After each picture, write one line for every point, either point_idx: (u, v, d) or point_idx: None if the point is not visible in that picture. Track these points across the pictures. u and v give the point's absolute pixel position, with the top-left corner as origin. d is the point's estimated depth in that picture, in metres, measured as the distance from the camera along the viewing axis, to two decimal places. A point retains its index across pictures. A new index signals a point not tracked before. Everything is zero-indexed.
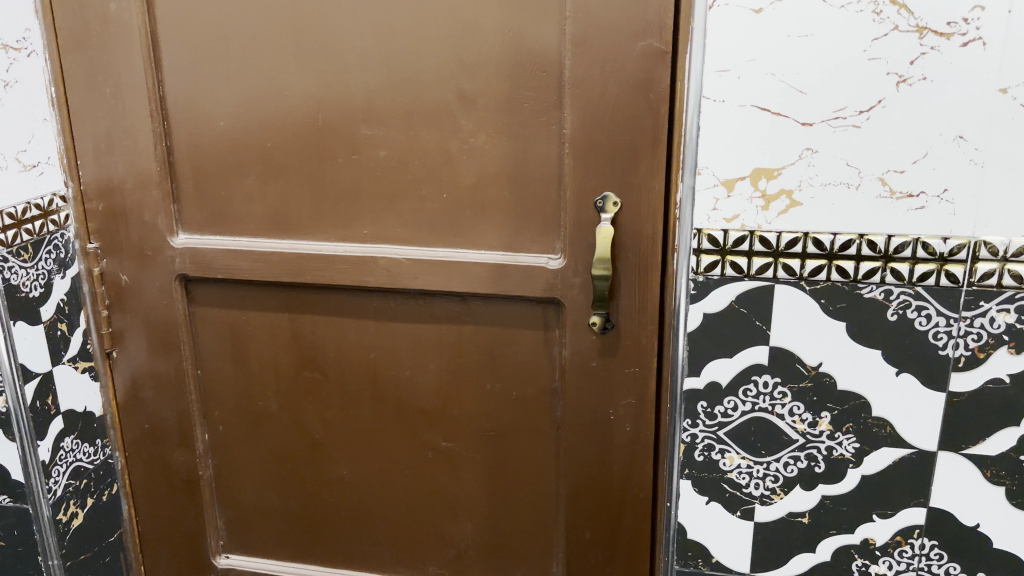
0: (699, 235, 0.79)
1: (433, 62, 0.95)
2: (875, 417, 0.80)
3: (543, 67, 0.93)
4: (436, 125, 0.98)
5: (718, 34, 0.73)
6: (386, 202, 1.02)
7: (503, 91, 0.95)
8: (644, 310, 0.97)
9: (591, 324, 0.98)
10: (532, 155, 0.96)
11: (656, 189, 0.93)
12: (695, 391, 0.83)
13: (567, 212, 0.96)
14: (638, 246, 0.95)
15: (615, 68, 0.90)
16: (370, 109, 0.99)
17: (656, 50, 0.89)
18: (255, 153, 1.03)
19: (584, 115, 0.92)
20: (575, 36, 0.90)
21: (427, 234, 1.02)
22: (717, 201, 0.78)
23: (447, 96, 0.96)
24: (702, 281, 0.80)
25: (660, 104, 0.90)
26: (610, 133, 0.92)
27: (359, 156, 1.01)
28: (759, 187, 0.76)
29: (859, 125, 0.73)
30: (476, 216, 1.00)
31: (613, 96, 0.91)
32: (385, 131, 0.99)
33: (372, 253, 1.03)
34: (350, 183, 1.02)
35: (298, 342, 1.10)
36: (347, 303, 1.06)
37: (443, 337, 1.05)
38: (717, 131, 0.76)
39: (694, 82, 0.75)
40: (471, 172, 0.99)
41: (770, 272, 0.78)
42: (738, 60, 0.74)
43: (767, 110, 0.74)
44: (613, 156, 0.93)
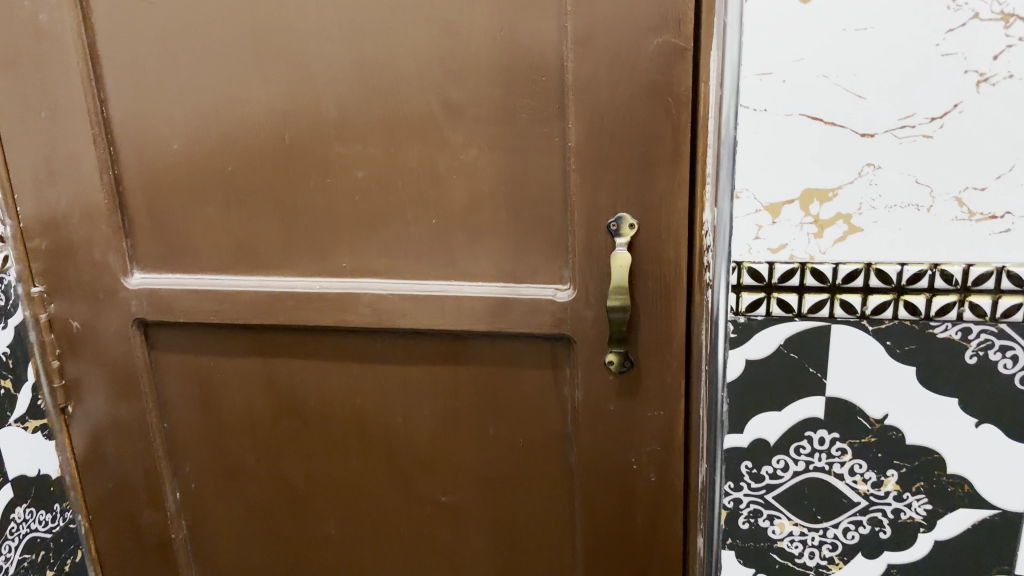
0: (739, 268, 0.66)
1: (414, 67, 0.82)
2: (950, 475, 0.68)
3: (542, 70, 0.80)
4: (420, 140, 0.85)
5: (757, 30, 0.61)
6: (367, 230, 0.89)
7: (496, 100, 0.82)
8: (668, 345, 0.84)
9: (607, 362, 0.85)
10: (533, 172, 0.84)
11: (679, 207, 0.80)
12: (737, 449, 0.71)
13: (575, 237, 0.83)
14: (659, 273, 0.82)
15: (627, 68, 0.77)
16: (344, 125, 0.86)
17: (674, 46, 0.76)
18: (215, 179, 0.90)
19: (591, 124, 0.79)
20: (579, 31, 0.77)
21: (416, 265, 0.89)
22: (760, 229, 0.65)
23: (431, 107, 0.83)
24: (743, 322, 0.67)
25: (681, 109, 0.77)
26: (623, 145, 0.79)
27: (334, 178, 0.88)
28: (811, 211, 0.64)
29: (931, 135, 0.61)
30: (471, 243, 0.87)
31: (625, 102, 0.78)
32: (361, 149, 0.86)
33: (353, 288, 0.90)
34: (325, 210, 0.89)
35: (274, 391, 0.97)
36: (327, 346, 0.94)
37: (438, 380, 0.92)
38: (757, 146, 0.63)
39: (728, 90, 0.63)
40: (463, 193, 0.86)
41: (826, 310, 0.66)
42: (783, 61, 0.61)
43: (819, 120, 0.61)
44: (628, 171, 0.80)
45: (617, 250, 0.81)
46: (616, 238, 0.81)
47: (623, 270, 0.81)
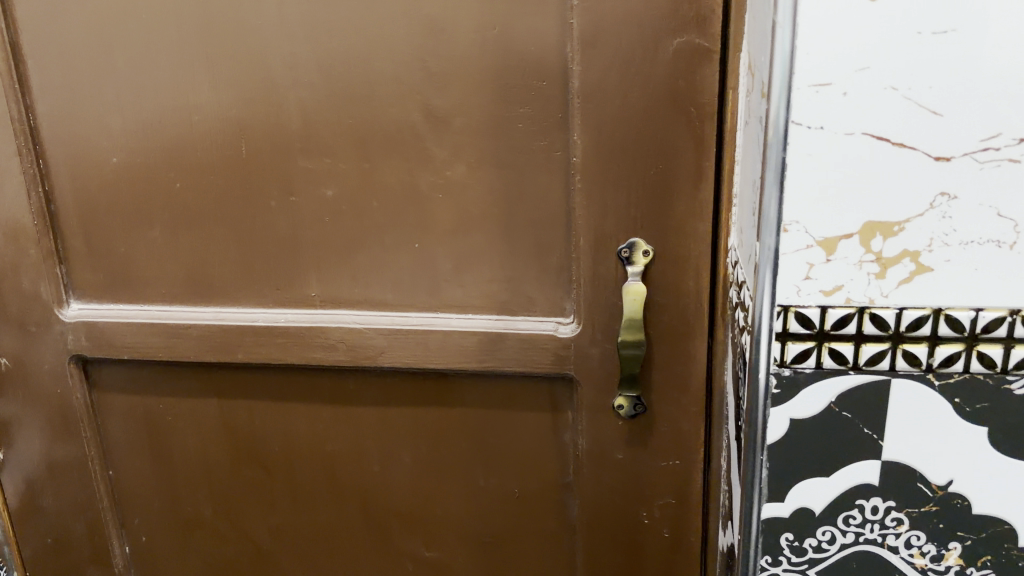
0: (786, 313, 0.56)
1: (392, 70, 0.71)
2: (1021, 547, 0.59)
3: (541, 74, 0.69)
4: (399, 153, 0.73)
5: (814, 32, 0.50)
6: (339, 255, 0.77)
7: (488, 107, 0.71)
8: (685, 387, 0.74)
9: (616, 407, 0.75)
10: (530, 191, 0.73)
11: (700, 232, 0.70)
12: (777, 520, 0.61)
13: (580, 265, 0.72)
14: (676, 307, 0.72)
15: (642, 71, 0.66)
16: (312, 135, 0.74)
17: (697, 48, 0.65)
18: (162, 197, 0.78)
19: (599, 137, 0.68)
20: (586, 28, 0.66)
21: (395, 296, 0.78)
22: (811, 267, 0.54)
23: (412, 115, 0.72)
24: (789, 375, 0.57)
25: (704, 120, 0.67)
26: (637, 161, 0.68)
27: (300, 196, 0.76)
28: (872, 248, 0.54)
29: (1018, 160, 0.51)
30: (458, 270, 0.76)
31: (639, 111, 0.67)
32: (331, 163, 0.75)
33: (322, 322, 0.78)
34: (289, 232, 0.77)
35: (234, 436, 0.85)
36: (294, 386, 0.82)
37: (421, 424, 0.81)
38: (811, 170, 0.53)
39: (776, 103, 0.52)
40: (450, 214, 0.75)
41: (886, 362, 0.56)
42: (844, 69, 0.50)
43: (885, 140, 0.51)
44: (641, 191, 0.69)
45: (629, 282, 0.71)
46: (627, 267, 0.71)
47: (637, 305, 0.71)
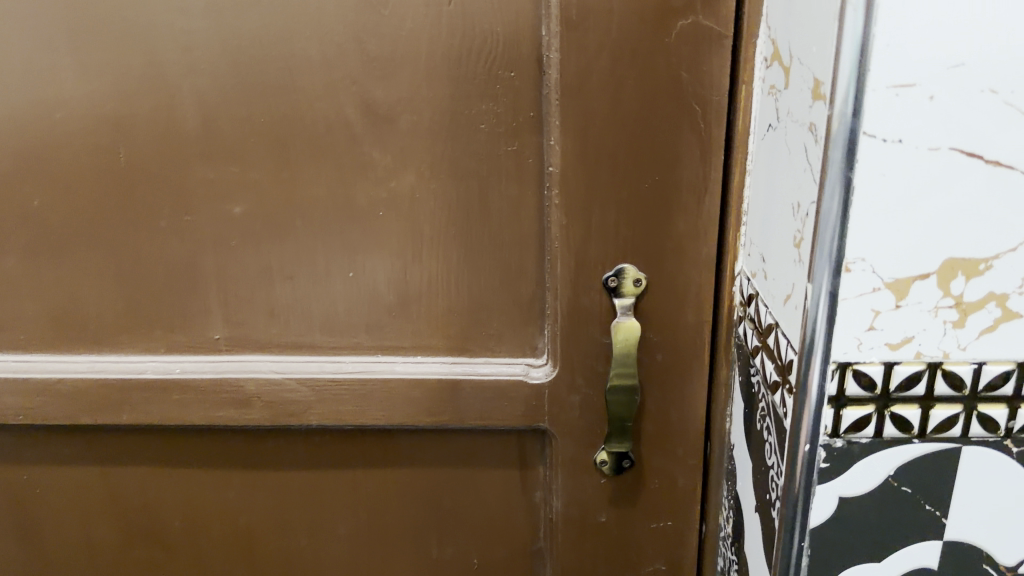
0: (841, 370, 0.44)
1: (319, 57, 0.56)
2: None
3: (509, 63, 0.55)
4: (329, 161, 0.58)
5: (898, 16, 0.38)
6: (251, 288, 0.62)
7: (441, 105, 0.57)
8: (680, 435, 0.63)
9: (597, 462, 0.63)
10: (493, 208, 0.59)
11: (703, 256, 0.58)
12: None
13: (557, 299, 0.59)
14: (671, 343, 0.61)
15: (637, 60, 0.53)
16: (214, 139, 0.58)
17: (704, 32, 0.52)
18: (17, 217, 0.61)
19: (583, 143, 0.55)
20: (568, 5, 0.52)
21: (325, 336, 0.63)
22: (876, 316, 0.43)
23: (344, 114, 0.57)
24: (841, 447, 0.46)
25: (711, 122, 0.55)
26: (629, 171, 0.56)
27: (199, 216, 0.60)
28: (952, 291, 0.42)
29: None
30: (404, 305, 0.62)
31: (633, 111, 0.54)
32: (241, 174, 0.59)
33: (233, 372, 0.63)
34: (187, 260, 0.61)
35: (123, 510, 0.69)
36: (200, 449, 0.66)
37: (360, 488, 0.67)
38: (883, 195, 0.41)
39: (839, 109, 0.39)
40: (393, 237, 0.60)
41: (958, 428, 0.46)
42: (933, 66, 0.38)
43: (978, 157, 0.40)
44: (635, 208, 0.57)
45: (618, 317, 0.59)
46: (614, 298, 0.59)
47: (628, 344, 0.59)
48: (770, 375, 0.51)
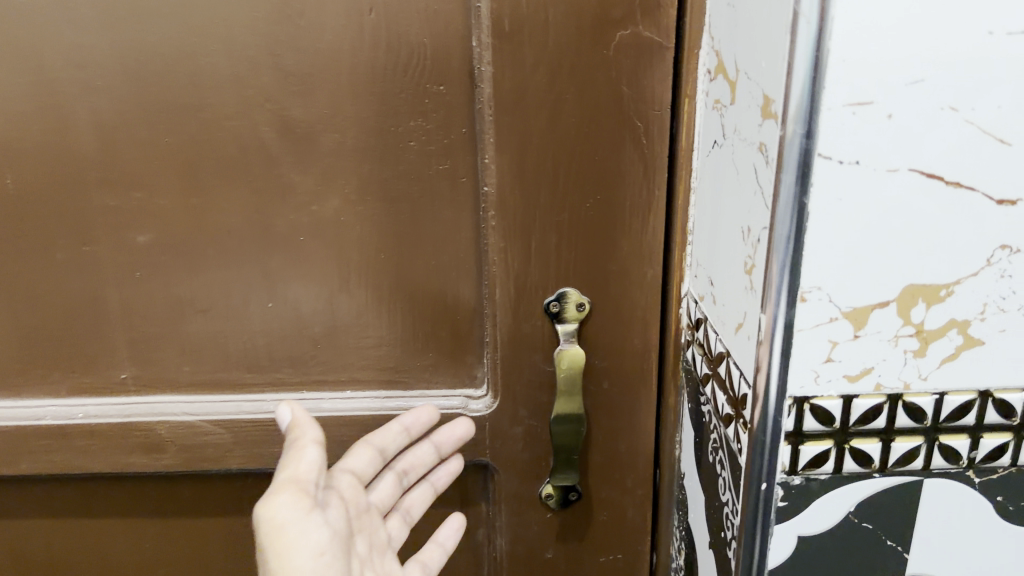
0: (799, 405, 0.41)
1: (229, 72, 0.51)
2: None
3: (438, 76, 0.51)
4: (245, 186, 0.54)
5: (854, 29, 0.35)
6: (168, 323, 0.58)
7: (365, 124, 0.52)
8: (628, 466, 0.60)
9: (543, 496, 0.60)
10: (425, 233, 0.55)
11: (648, 278, 0.55)
12: None
13: (497, 326, 0.56)
14: (617, 370, 0.57)
15: (575, 73, 0.49)
16: (117, 164, 0.53)
17: (646, 43, 0.49)
18: None
19: (519, 161, 0.52)
20: (500, 13, 0.48)
21: (247, 373, 0.59)
22: (834, 347, 0.40)
23: (260, 135, 0.53)
24: (800, 484, 0.43)
25: (654, 138, 0.51)
26: (569, 190, 0.52)
27: (105, 246, 0.56)
28: (912, 319, 0.40)
29: None
30: (332, 339, 0.58)
31: (572, 128, 0.51)
32: (148, 201, 0.54)
33: (141, 416, 0.59)
34: (95, 293, 0.57)
35: (39, 553, 0.66)
36: (117, 489, 0.63)
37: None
38: (840, 220, 0.38)
39: (791, 130, 0.36)
40: (318, 266, 0.56)
41: (919, 460, 0.43)
42: (892, 82, 0.36)
43: (937, 178, 0.37)
44: (576, 230, 0.53)
45: (561, 344, 0.55)
46: (557, 324, 0.55)
47: (573, 371, 0.56)
48: (722, 406, 0.48)
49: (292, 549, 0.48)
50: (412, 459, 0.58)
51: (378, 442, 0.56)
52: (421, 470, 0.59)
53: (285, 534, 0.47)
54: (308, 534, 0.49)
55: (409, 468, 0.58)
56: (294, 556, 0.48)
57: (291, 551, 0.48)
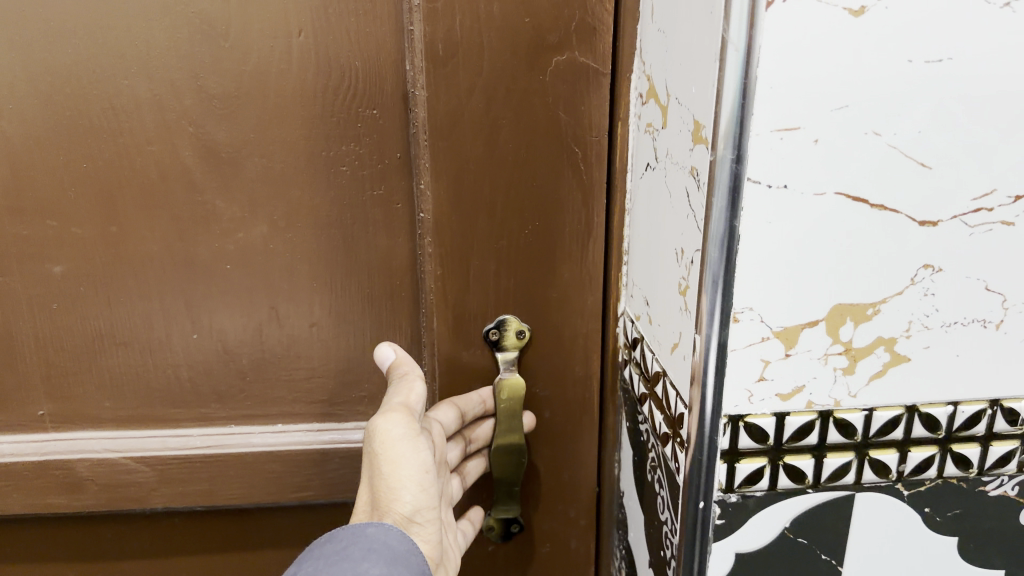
0: (733, 425, 0.41)
1: (153, 101, 0.52)
2: None
3: (370, 100, 0.52)
4: (171, 214, 0.55)
5: (781, 56, 0.35)
6: (91, 357, 0.60)
7: (291, 154, 0.54)
8: (567, 485, 0.61)
9: (484, 529, 0.61)
10: (356, 259, 0.57)
11: (589, 305, 0.55)
12: None
13: (437, 353, 0.56)
14: (555, 392, 0.58)
15: (512, 99, 0.49)
16: (36, 194, 0.54)
17: (581, 68, 0.49)
18: None
19: (456, 189, 0.51)
20: (434, 38, 0.47)
21: (169, 406, 0.61)
22: (766, 366, 0.40)
23: (186, 164, 0.54)
24: (736, 502, 0.43)
25: (591, 164, 0.51)
26: (507, 219, 0.52)
27: (29, 275, 0.57)
28: (841, 337, 0.41)
29: (1011, 222, 0.40)
30: (262, 367, 0.61)
31: (511, 155, 0.50)
32: (69, 229, 0.56)
33: (59, 453, 0.61)
34: (16, 325, 0.58)
35: None
36: (49, 530, 0.68)
37: (229, 539, 0.69)
38: (771, 240, 0.38)
39: (721, 153, 0.37)
40: (247, 294, 0.58)
41: (851, 475, 0.44)
42: (817, 109, 0.36)
43: (863, 201, 0.38)
44: (516, 257, 0.53)
45: (502, 373, 0.56)
46: (497, 351, 0.56)
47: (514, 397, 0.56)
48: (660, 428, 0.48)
49: (401, 461, 0.49)
50: (481, 429, 0.59)
51: (462, 406, 0.56)
52: (485, 441, 0.59)
53: (396, 448, 0.49)
54: (416, 453, 0.49)
55: (475, 436, 0.59)
56: (402, 469, 0.49)
57: (399, 462, 0.49)
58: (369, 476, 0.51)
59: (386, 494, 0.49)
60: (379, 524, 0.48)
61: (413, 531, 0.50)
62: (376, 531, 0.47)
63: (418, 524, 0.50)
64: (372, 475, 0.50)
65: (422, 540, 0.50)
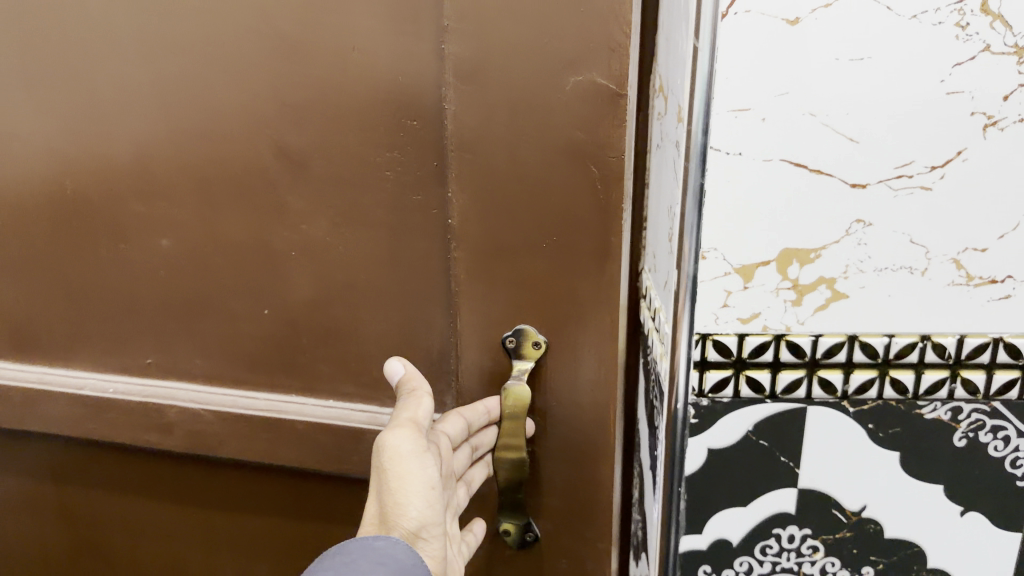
0: (704, 342, 0.54)
1: (244, 112, 0.67)
2: (930, 569, 0.60)
3: (413, 113, 0.64)
4: (253, 203, 0.70)
5: (732, 56, 0.48)
6: (196, 315, 0.76)
7: (343, 159, 0.67)
8: (577, 449, 0.70)
9: (501, 530, 0.73)
10: (403, 246, 0.69)
11: (602, 312, 0.65)
12: (695, 552, 0.60)
13: (464, 321, 0.68)
14: (567, 366, 0.68)
15: (530, 112, 0.60)
16: (156, 185, 0.73)
17: (598, 88, 0.59)
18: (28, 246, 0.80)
19: (479, 190, 0.63)
20: (464, 61, 0.60)
21: (249, 364, 0.77)
22: (729, 295, 0.53)
23: (267, 162, 0.69)
24: (707, 405, 0.56)
25: (605, 183, 0.61)
26: (526, 221, 0.63)
27: (152, 247, 0.75)
28: (789, 275, 0.53)
29: (929, 187, 0.51)
30: (324, 338, 0.73)
31: (531, 163, 0.62)
32: (177, 213, 0.73)
33: (158, 397, 0.79)
34: (142, 287, 0.77)
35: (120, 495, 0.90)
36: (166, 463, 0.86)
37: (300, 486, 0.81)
38: (728, 195, 0.51)
39: (695, 125, 0.49)
40: (311, 272, 0.71)
41: (802, 389, 0.56)
42: (763, 95, 0.49)
43: (803, 166, 0.51)
44: (535, 254, 0.64)
45: (513, 381, 0.67)
46: (514, 359, 0.67)
47: (519, 408, 0.68)
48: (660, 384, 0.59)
49: (410, 477, 0.58)
50: (484, 437, 0.70)
51: (467, 417, 0.67)
52: (487, 447, 0.70)
53: (405, 464, 0.58)
54: (423, 469, 0.58)
55: (480, 444, 0.70)
56: (410, 485, 0.58)
57: (407, 479, 0.58)
58: (380, 492, 0.60)
59: (394, 509, 0.58)
60: (387, 537, 0.56)
61: (418, 545, 0.59)
62: (385, 544, 0.56)
63: (424, 538, 0.59)
64: (382, 490, 0.59)
65: (426, 553, 0.59)
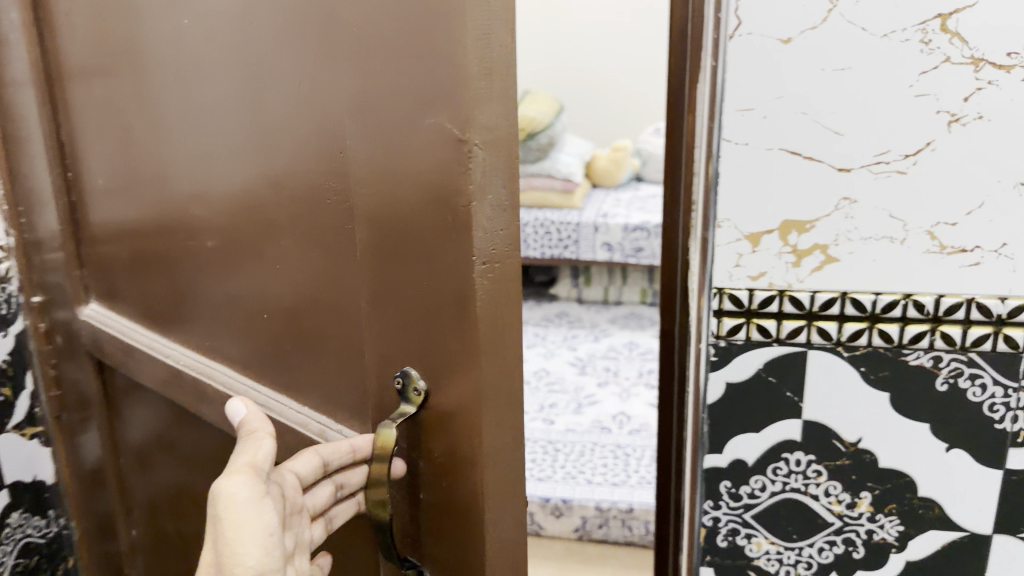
0: (720, 295, 0.69)
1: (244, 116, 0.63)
2: (921, 498, 0.71)
3: (338, 142, 0.57)
4: (254, 211, 0.66)
5: (740, 69, 0.63)
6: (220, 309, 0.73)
7: (308, 170, 0.60)
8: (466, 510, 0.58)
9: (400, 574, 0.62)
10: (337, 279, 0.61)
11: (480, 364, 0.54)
12: (716, 469, 0.74)
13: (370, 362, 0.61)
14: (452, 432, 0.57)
15: (390, 159, 0.54)
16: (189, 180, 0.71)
17: (446, 134, 0.50)
18: (124, 236, 0.82)
19: (376, 234, 0.57)
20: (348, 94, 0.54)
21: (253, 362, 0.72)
22: (740, 257, 0.68)
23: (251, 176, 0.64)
24: (723, 345, 0.70)
25: (459, 232, 0.51)
26: (408, 278, 0.56)
27: (200, 245, 0.72)
28: (790, 241, 0.67)
29: (905, 171, 0.63)
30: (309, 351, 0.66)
31: (411, 205, 0.54)
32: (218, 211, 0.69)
33: (190, 368, 0.77)
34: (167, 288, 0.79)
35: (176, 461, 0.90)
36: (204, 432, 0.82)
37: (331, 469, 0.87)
38: (739, 178, 0.66)
39: (713, 124, 0.65)
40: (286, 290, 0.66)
41: (803, 336, 0.69)
42: (765, 97, 0.63)
43: (798, 154, 0.64)
44: (418, 311, 0.56)
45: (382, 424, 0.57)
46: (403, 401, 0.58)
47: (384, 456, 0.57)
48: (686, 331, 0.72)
49: (242, 525, 0.58)
50: (351, 475, 0.67)
51: (325, 455, 0.63)
52: (356, 484, 0.68)
53: (238, 509, 0.58)
54: (259, 514, 0.59)
55: (346, 482, 0.67)
56: (245, 531, 0.58)
57: (242, 527, 0.58)
58: (215, 539, 0.60)
59: (230, 559, 0.59)
60: None
61: None
62: None
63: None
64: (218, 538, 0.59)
65: None
